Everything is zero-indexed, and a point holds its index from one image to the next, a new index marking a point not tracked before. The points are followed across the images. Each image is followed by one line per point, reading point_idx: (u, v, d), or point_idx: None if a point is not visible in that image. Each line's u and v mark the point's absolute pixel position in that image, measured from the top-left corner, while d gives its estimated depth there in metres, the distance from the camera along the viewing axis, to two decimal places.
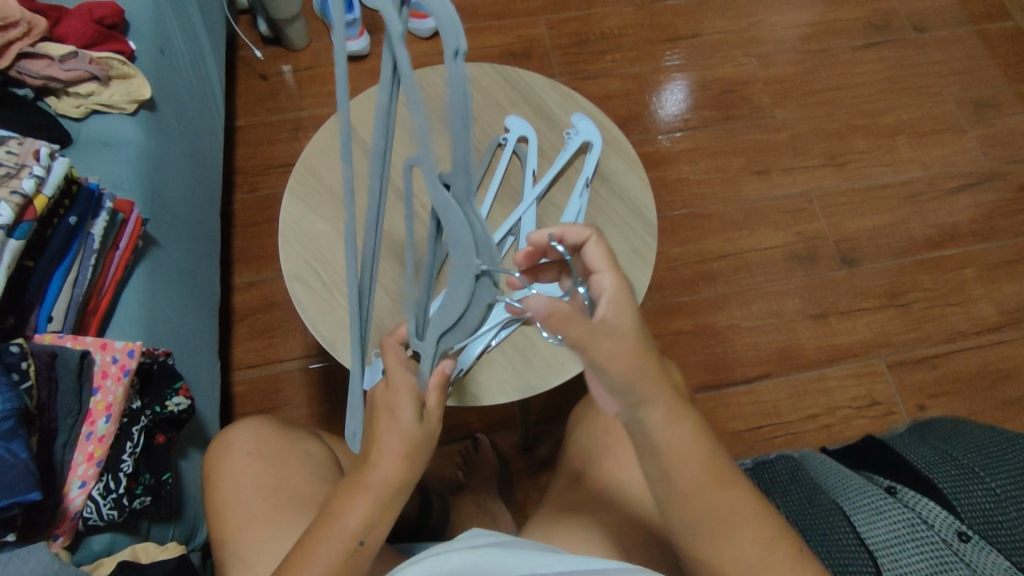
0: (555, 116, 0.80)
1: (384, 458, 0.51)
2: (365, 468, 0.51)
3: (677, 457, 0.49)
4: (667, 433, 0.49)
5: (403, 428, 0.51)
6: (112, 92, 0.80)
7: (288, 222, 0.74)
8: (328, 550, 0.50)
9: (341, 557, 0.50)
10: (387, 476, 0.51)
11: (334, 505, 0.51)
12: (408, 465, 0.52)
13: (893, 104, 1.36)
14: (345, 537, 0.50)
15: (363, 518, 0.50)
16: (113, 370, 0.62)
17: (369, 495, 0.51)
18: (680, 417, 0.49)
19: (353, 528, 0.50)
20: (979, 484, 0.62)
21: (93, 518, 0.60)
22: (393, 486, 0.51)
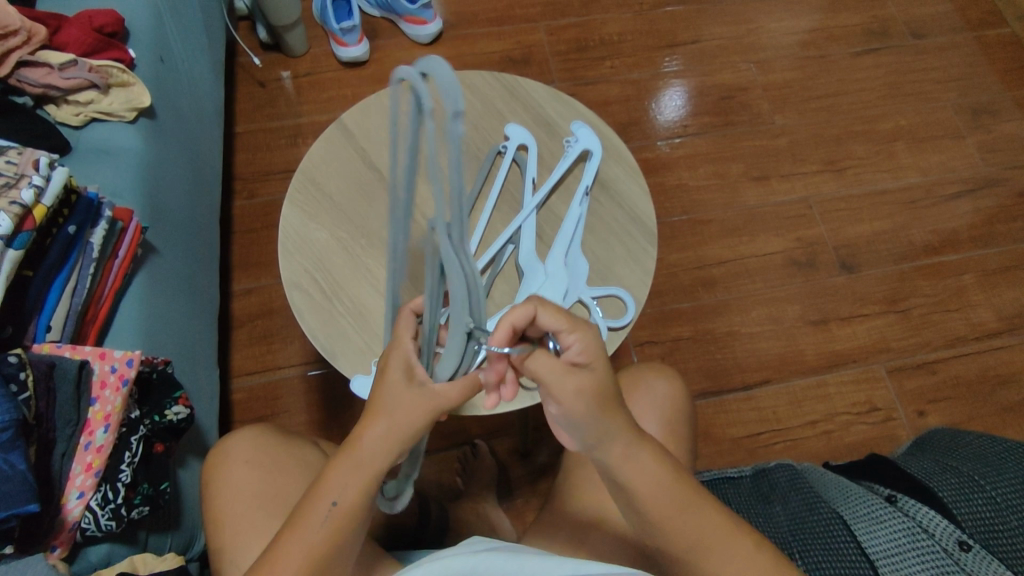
0: (554, 124, 0.80)
1: (374, 416, 0.50)
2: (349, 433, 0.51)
3: (640, 489, 0.51)
4: (629, 467, 0.51)
5: (389, 385, 0.50)
6: (111, 100, 0.80)
7: (288, 230, 0.74)
8: (310, 518, 0.49)
9: (320, 521, 0.49)
10: (370, 437, 0.50)
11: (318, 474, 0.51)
12: (392, 425, 0.50)
13: (892, 110, 1.37)
14: (323, 500, 0.49)
15: (342, 482, 0.49)
16: (112, 380, 0.62)
17: (349, 458, 0.50)
18: (639, 449, 0.51)
19: (330, 492, 0.49)
20: (980, 492, 0.63)
21: (91, 529, 0.60)
22: (375, 447, 0.49)
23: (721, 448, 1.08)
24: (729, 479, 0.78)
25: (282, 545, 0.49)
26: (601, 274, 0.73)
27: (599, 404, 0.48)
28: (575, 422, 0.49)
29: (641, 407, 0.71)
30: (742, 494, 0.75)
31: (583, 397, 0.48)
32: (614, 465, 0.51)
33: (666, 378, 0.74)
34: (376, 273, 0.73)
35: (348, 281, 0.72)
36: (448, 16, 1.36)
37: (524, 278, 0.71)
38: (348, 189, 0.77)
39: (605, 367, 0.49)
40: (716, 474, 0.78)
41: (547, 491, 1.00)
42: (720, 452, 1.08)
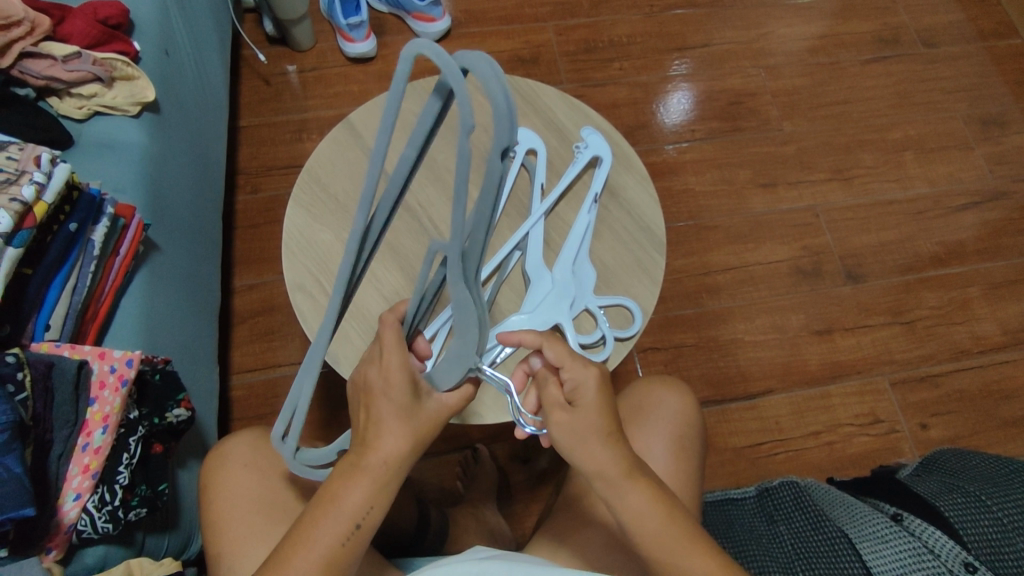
0: (564, 128, 0.79)
1: (388, 432, 0.50)
2: (368, 450, 0.50)
3: (632, 517, 0.51)
4: (622, 498, 0.51)
5: (395, 394, 0.50)
6: (115, 94, 0.79)
7: (293, 231, 0.73)
8: (325, 535, 0.49)
9: (339, 540, 0.49)
10: (390, 456, 0.50)
11: (331, 488, 0.50)
12: (411, 444, 0.51)
13: (901, 119, 1.36)
14: (347, 517, 0.49)
15: (362, 503, 0.50)
16: (111, 380, 0.61)
17: (368, 480, 0.50)
18: (634, 479, 0.51)
19: (354, 511, 0.49)
20: (986, 513, 0.62)
21: (87, 531, 0.59)
22: (393, 465, 0.50)
23: (723, 457, 1.08)
24: (734, 499, 0.79)
25: (294, 559, 0.48)
26: (609, 282, 0.72)
27: (575, 437, 0.51)
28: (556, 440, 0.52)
29: (651, 420, 0.70)
30: (746, 514, 0.76)
31: (567, 423, 0.51)
32: (608, 496, 0.51)
33: (678, 392, 0.73)
34: (380, 277, 0.72)
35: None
36: (455, 13, 1.35)
37: (531, 285, 0.70)
38: (354, 191, 0.75)
39: (599, 406, 0.51)
40: (722, 495, 0.80)
41: (548, 496, 0.99)
42: (722, 461, 1.08)
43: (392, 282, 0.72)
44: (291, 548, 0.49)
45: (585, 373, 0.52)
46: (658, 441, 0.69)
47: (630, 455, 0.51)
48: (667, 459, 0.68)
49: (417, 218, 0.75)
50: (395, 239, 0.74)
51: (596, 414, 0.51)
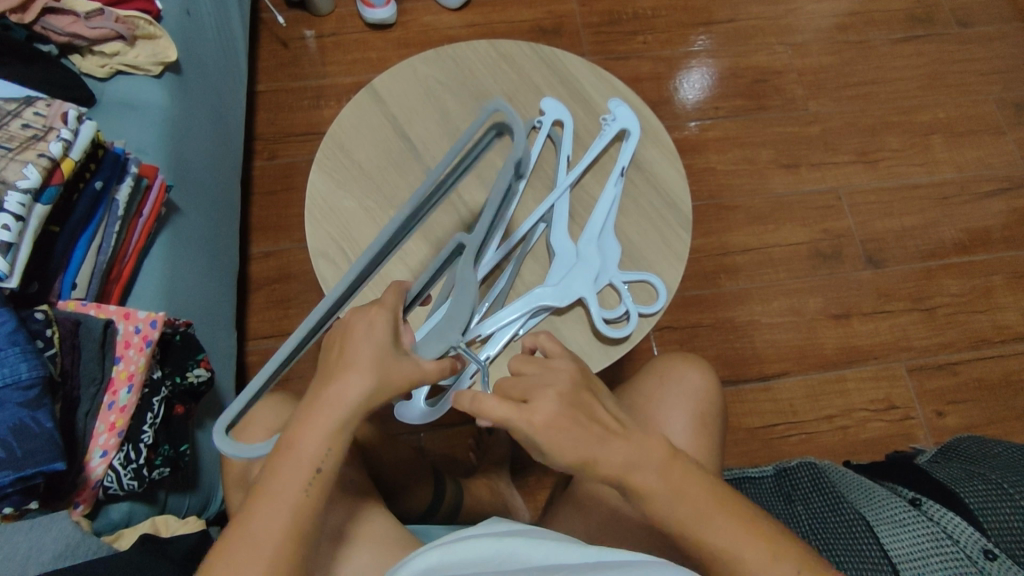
0: (591, 100, 0.77)
1: (356, 372, 0.49)
2: (326, 392, 0.49)
3: (646, 495, 0.50)
4: (635, 479, 0.50)
5: (366, 336, 0.51)
6: (137, 53, 0.79)
7: (316, 196, 0.73)
8: (286, 482, 0.48)
9: (302, 487, 0.48)
10: (351, 396, 0.49)
11: (293, 433, 0.49)
12: (372, 387, 0.49)
13: (930, 102, 1.32)
14: (307, 460, 0.48)
15: (321, 445, 0.48)
16: (136, 340, 0.61)
17: (329, 422, 0.48)
18: (643, 462, 0.50)
19: (315, 454, 0.48)
20: (1007, 502, 0.62)
21: (113, 487, 0.60)
22: (353, 408, 0.49)
23: (735, 437, 1.08)
24: (751, 478, 0.79)
25: (261, 504, 0.47)
26: (634, 259, 0.71)
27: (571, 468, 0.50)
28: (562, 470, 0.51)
29: (672, 397, 0.70)
30: (764, 494, 0.77)
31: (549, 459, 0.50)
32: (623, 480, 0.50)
33: (699, 368, 0.73)
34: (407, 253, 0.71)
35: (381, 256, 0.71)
36: None
37: (557, 258, 0.69)
38: (378, 159, 0.75)
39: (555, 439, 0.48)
40: (740, 472, 0.80)
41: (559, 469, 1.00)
42: (734, 441, 1.08)
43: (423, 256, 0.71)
44: (257, 493, 0.48)
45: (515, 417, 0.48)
46: (677, 418, 0.69)
47: (628, 440, 0.50)
48: (687, 436, 0.68)
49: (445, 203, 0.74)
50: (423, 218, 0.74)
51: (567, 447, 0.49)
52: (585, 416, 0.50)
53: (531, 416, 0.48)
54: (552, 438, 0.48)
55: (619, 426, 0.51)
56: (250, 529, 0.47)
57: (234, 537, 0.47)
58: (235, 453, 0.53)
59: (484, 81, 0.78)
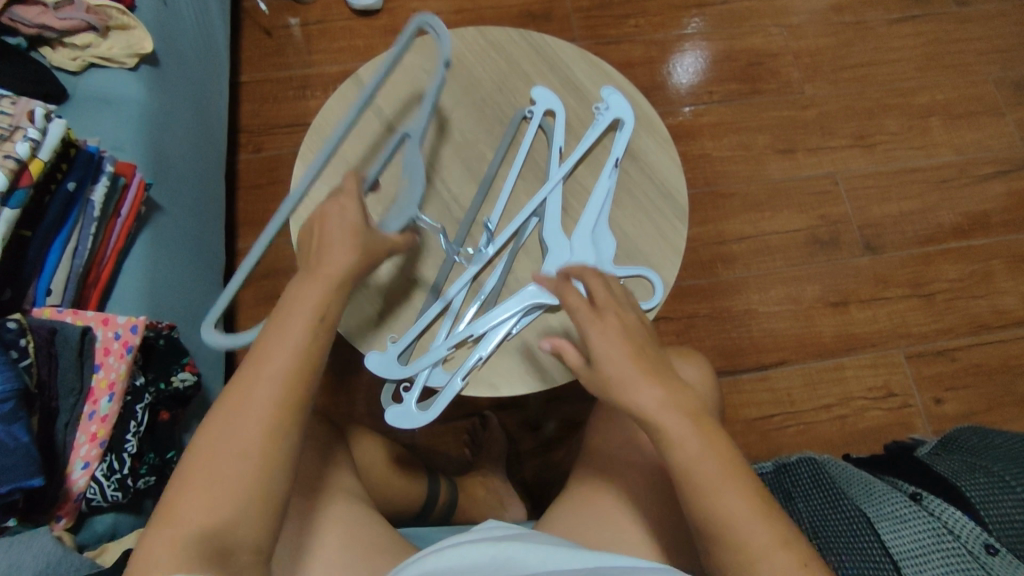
0: (584, 88, 0.75)
1: (335, 244, 0.56)
2: (324, 257, 0.55)
3: (671, 441, 0.51)
4: (666, 421, 0.51)
5: (351, 219, 0.57)
6: (110, 44, 0.76)
7: (300, 191, 0.70)
8: (293, 326, 0.52)
9: (309, 329, 0.52)
10: (341, 262, 0.55)
11: (292, 291, 0.54)
12: (359, 254, 0.56)
13: (928, 83, 1.30)
14: (304, 319, 0.52)
15: (317, 305, 0.53)
16: (115, 346, 0.59)
17: (321, 279, 0.54)
18: (677, 409, 0.51)
19: (310, 316, 0.52)
20: (1010, 494, 0.61)
21: (97, 499, 0.59)
22: (344, 270, 0.55)
23: (733, 428, 1.08)
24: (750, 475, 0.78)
25: (255, 367, 0.49)
26: (629, 253, 0.69)
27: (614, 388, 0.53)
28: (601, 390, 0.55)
29: None
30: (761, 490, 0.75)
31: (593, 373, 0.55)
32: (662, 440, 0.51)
33: (696, 364, 0.72)
34: None
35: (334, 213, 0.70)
36: None
37: (550, 253, 0.67)
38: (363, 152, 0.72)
39: (612, 356, 0.54)
40: None
41: (557, 463, 0.98)
42: (731, 432, 1.07)
43: (369, 158, 0.72)
44: (252, 358, 0.50)
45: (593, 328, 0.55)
46: None
47: (670, 387, 0.52)
48: None
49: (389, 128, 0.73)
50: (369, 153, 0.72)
51: (624, 366, 0.53)
52: (641, 347, 0.54)
53: (592, 326, 0.55)
54: (610, 354, 0.54)
55: (664, 373, 0.54)
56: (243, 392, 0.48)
57: (244, 386, 0.49)
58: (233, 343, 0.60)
59: (472, 68, 0.75)
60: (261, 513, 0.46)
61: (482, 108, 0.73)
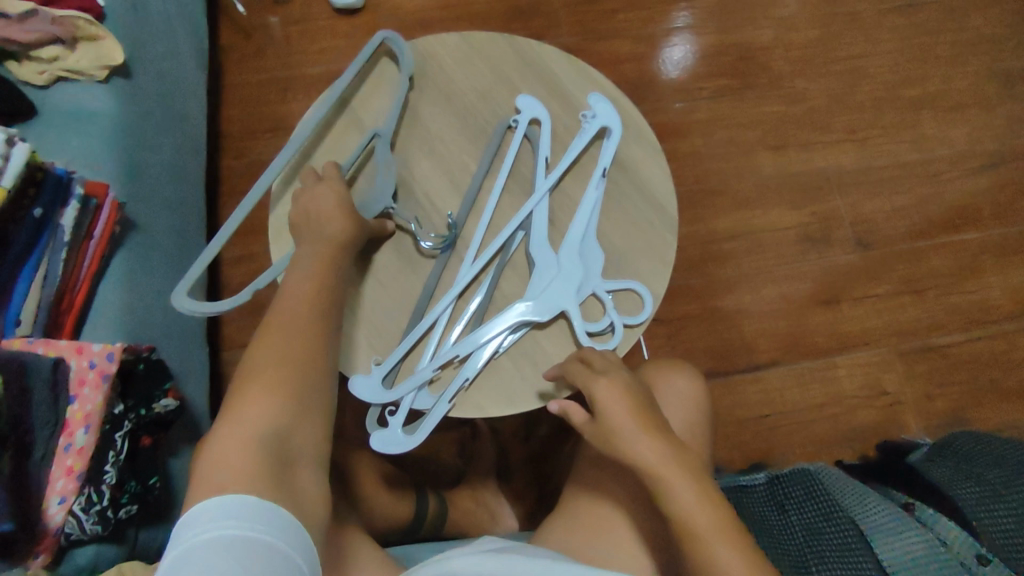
0: (570, 95, 0.73)
1: (329, 215, 0.61)
2: (324, 226, 0.61)
3: (679, 504, 0.52)
4: (672, 484, 0.53)
5: (340, 196, 0.63)
6: (78, 57, 0.73)
7: (280, 208, 0.69)
8: (306, 270, 0.59)
9: (321, 273, 0.59)
10: (336, 227, 0.61)
11: (300, 252, 0.60)
12: (352, 221, 0.62)
13: (920, 75, 1.29)
14: (315, 266, 0.59)
15: (327, 251, 0.60)
16: (91, 376, 0.58)
17: (325, 242, 0.60)
18: (676, 465, 0.54)
19: (324, 264, 0.59)
20: (1001, 503, 0.60)
21: (75, 533, 0.58)
22: (344, 235, 0.61)
23: (725, 430, 1.07)
24: (744, 487, 0.77)
25: (277, 312, 0.56)
26: (618, 265, 0.68)
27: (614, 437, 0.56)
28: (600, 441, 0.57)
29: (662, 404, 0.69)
30: (756, 501, 0.74)
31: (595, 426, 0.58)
32: (658, 491, 0.53)
33: (685, 372, 0.72)
34: None
35: None
36: None
37: (537, 269, 0.66)
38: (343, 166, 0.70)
39: (615, 407, 0.57)
40: (733, 482, 0.79)
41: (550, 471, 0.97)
42: (723, 434, 1.07)
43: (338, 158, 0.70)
44: (279, 295, 0.57)
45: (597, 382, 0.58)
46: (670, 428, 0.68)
47: (671, 448, 0.55)
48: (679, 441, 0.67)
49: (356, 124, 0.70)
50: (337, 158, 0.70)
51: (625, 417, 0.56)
52: (639, 403, 0.57)
53: (596, 381, 0.58)
54: (609, 409, 0.57)
55: (664, 430, 0.56)
56: (277, 325, 0.55)
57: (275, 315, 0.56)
58: (201, 310, 0.62)
59: (454, 75, 0.73)
60: (313, 417, 0.52)
61: (465, 117, 0.72)
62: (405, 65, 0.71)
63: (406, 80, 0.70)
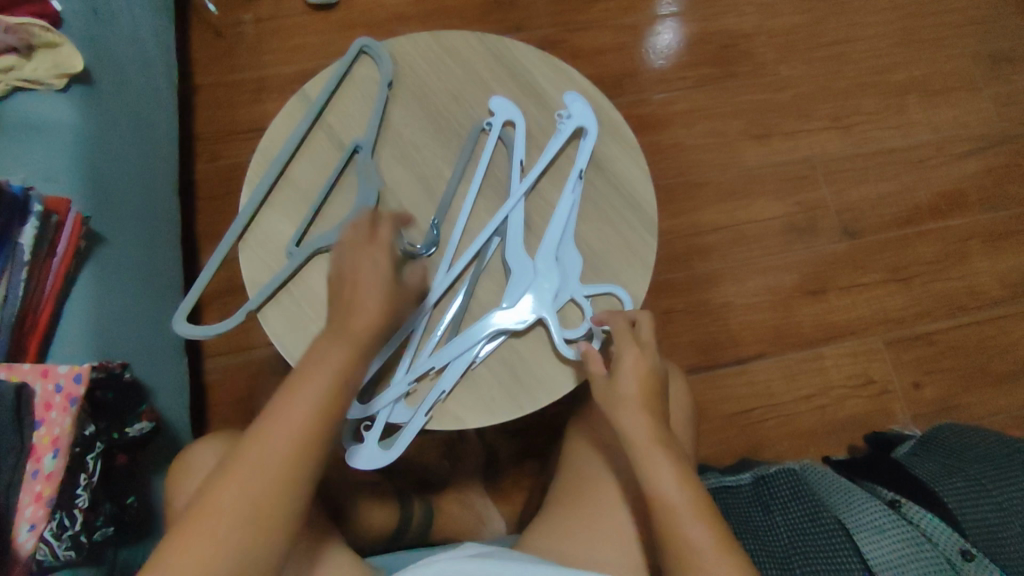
0: (545, 95, 0.71)
1: (358, 307, 0.55)
2: (350, 314, 0.55)
3: (658, 487, 0.55)
4: (652, 466, 0.56)
5: (377, 271, 0.57)
6: (35, 66, 0.71)
7: (253, 224, 0.66)
8: (320, 372, 0.53)
9: (332, 380, 0.53)
10: (360, 322, 0.55)
11: (319, 344, 0.54)
12: (382, 314, 0.56)
13: (904, 60, 1.27)
14: (329, 374, 0.53)
15: (343, 358, 0.53)
16: (58, 400, 0.57)
17: (345, 338, 0.54)
18: (659, 447, 0.57)
19: (336, 371, 0.53)
20: (985, 498, 0.61)
21: (48, 559, 0.57)
22: (368, 327, 0.55)
23: (713, 424, 1.07)
24: (729, 487, 0.76)
25: (278, 420, 0.51)
26: (597, 269, 0.67)
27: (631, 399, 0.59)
28: (606, 402, 0.60)
29: None
30: (740, 503, 0.73)
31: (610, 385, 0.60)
32: (639, 465, 0.57)
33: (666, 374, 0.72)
34: (295, 207, 0.67)
35: (282, 239, 0.66)
36: None
37: (513, 275, 0.65)
38: (318, 179, 0.68)
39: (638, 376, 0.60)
40: (717, 482, 0.77)
41: (536, 470, 0.96)
42: (712, 428, 1.07)
43: (314, 171, 0.68)
44: (288, 389, 0.52)
45: (634, 349, 0.60)
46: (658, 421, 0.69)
47: (658, 431, 0.58)
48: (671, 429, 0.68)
49: (333, 136, 0.69)
50: (313, 170, 0.68)
51: (637, 387, 0.59)
52: (655, 383, 0.60)
53: (630, 351, 0.60)
54: (631, 380, 0.59)
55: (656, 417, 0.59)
56: (260, 445, 0.49)
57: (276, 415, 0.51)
58: (194, 334, 0.63)
59: (426, 78, 0.71)
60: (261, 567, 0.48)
61: (438, 121, 0.70)
62: (385, 75, 0.69)
63: (386, 92, 0.69)
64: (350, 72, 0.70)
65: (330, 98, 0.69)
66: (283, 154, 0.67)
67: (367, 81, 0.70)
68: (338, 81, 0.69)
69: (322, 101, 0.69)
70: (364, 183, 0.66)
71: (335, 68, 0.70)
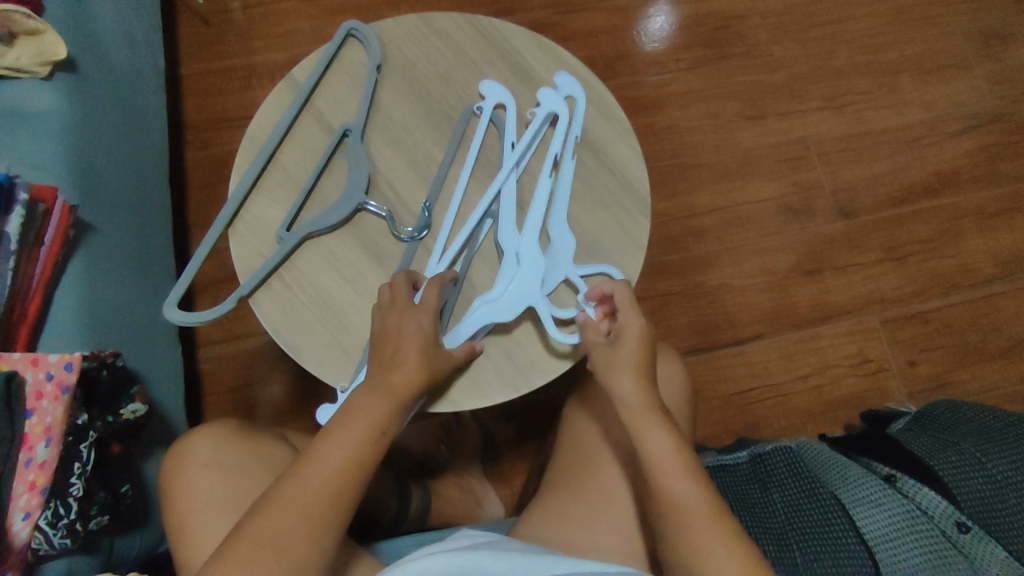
0: (536, 76, 0.70)
1: (400, 366, 0.56)
2: (390, 372, 0.56)
3: (650, 451, 0.55)
4: (646, 430, 0.56)
5: (417, 333, 0.58)
6: (17, 53, 0.70)
7: (244, 210, 0.66)
8: (358, 426, 0.54)
9: (369, 438, 0.54)
10: (401, 381, 0.56)
11: (358, 400, 0.56)
12: (422, 373, 0.57)
13: (897, 39, 1.26)
14: (365, 430, 0.54)
15: (383, 414, 0.55)
16: (48, 389, 0.57)
17: (385, 394, 0.56)
18: (651, 412, 0.57)
19: (371, 429, 0.54)
20: (978, 471, 0.61)
21: (43, 547, 0.57)
22: (407, 386, 0.56)
23: (711, 405, 1.07)
24: (726, 466, 0.77)
25: (318, 470, 0.52)
26: (591, 250, 0.66)
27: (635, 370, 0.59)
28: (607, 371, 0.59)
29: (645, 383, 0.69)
30: (738, 481, 0.74)
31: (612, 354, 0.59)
32: (633, 429, 0.57)
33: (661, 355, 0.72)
34: (286, 193, 0.66)
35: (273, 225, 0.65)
36: None
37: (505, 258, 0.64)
38: (308, 163, 0.67)
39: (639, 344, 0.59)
40: (714, 461, 0.78)
41: (534, 453, 0.96)
42: (710, 409, 1.07)
43: (304, 156, 0.67)
44: (326, 438, 0.54)
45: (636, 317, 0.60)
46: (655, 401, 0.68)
47: (651, 395, 0.58)
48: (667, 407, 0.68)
49: (322, 119, 0.68)
50: (303, 155, 0.67)
51: (636, 355, 0.59)
52: (651, 352, 0.60)
53: (630, 322, 0.60)
54: (629, 344, 0.60)
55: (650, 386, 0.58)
56: (296, 489, 0.51)
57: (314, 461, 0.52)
58: (185, 321, 0.62)
59: (416, 60, 0.70)
60: None
61: (429, 104, 0.69)
62: (373, 57, 0.69)
63: (375, 74, 0.68)
64: (339, 55, 0.69)
65: (318, 81, 0.69)
66: (272, 138, 0.66)
67: (355, 65, 0.69)
68: (326, 65, 0.69)
69: (310, 84, 0.68)
70: (354, 167, 0.66)
71: (323, 51, 0.69)
